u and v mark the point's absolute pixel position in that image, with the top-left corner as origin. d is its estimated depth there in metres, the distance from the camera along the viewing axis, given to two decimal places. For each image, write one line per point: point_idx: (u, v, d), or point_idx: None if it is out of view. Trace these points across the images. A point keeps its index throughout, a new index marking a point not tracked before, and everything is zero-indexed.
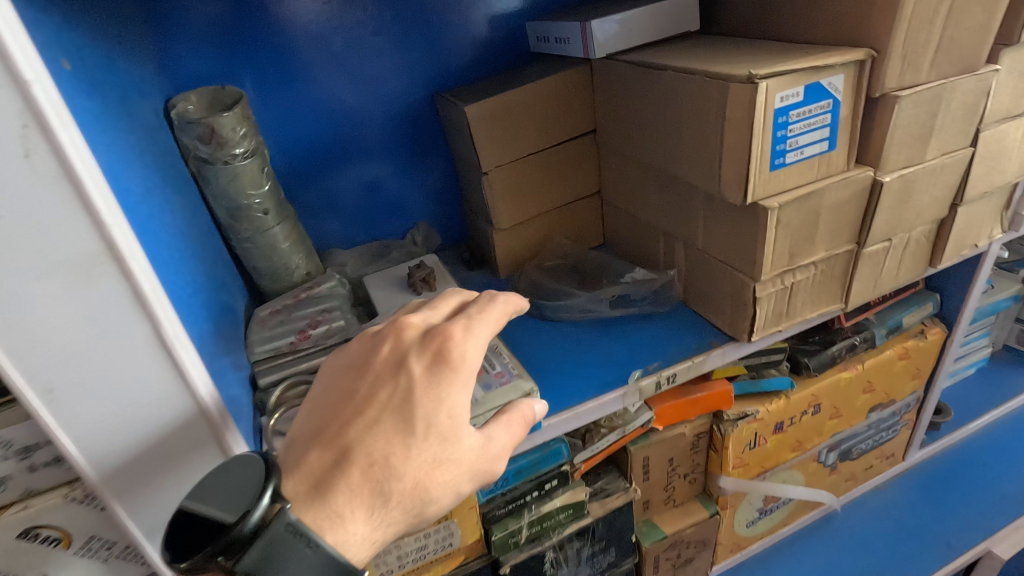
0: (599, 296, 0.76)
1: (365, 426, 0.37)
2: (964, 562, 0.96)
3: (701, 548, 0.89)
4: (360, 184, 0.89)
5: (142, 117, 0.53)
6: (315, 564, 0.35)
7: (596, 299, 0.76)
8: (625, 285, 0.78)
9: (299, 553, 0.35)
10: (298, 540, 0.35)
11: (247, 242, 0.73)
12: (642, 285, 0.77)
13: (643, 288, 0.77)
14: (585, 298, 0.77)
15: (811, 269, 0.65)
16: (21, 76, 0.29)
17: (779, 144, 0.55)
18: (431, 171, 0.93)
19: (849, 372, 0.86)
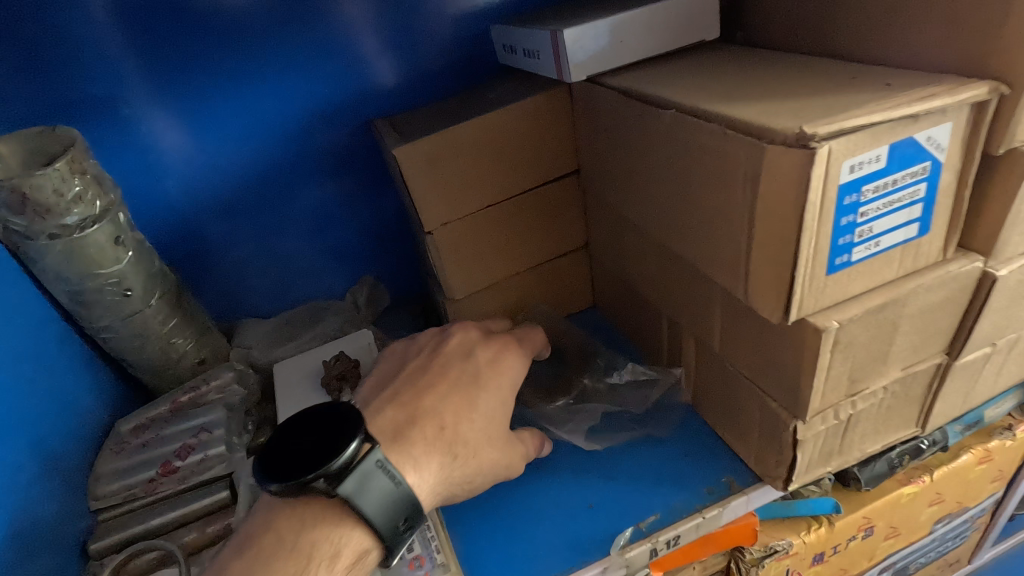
0: (581, 409, 0.56)
1: (437, 396, 0.46)
2: None
3: None
4: (285, 235, 0.71)
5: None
6: (399, 498, 0.39)
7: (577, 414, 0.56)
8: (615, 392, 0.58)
9: (386, 485, 0.39)
10: (383, 474, 0.39)
11: (106, 332, 0.55)
12: (637, 393, 0.58)
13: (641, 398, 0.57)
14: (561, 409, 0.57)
15: (877, 396, 0.45)
16: None
17: (843, 237, 0.35)
18: (376, 216, 0.74)
19: (914, 485, 0.65)
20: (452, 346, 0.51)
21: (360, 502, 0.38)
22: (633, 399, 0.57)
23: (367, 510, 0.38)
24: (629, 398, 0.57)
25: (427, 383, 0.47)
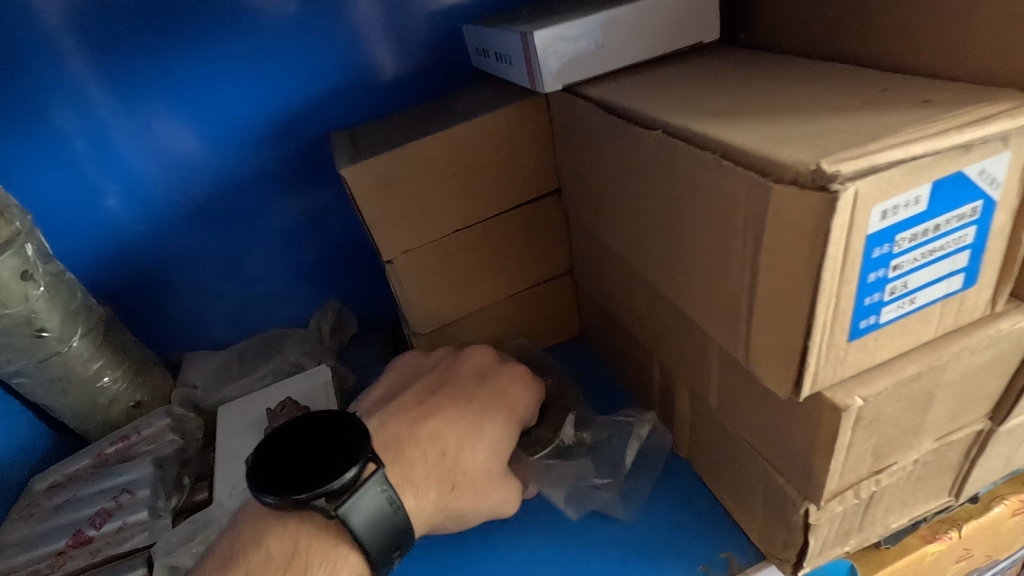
0: (559, 472, 0.48)
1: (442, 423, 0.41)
2: None
3: None
4: (239, 259, 0.64)
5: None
6: (394, 524, 0.34)
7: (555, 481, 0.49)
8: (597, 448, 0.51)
9: (385, 509, 0.34)
10: (385, 497, 0.34)
11: (21, 377, 0.49)
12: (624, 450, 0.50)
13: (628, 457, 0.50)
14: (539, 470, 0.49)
15: (906, 470, 0.37)
16: None
17: (870, 296, 0.28)
18: (342, 236, 0.67)
19: (940, 543, 0.57)
20: (467, 365, 0.47)
21: (354, 524, 0.33)
22: (618, 458, 0.50)
23: (360, 534, 0.33)
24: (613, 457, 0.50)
25: (436, 403, 0.42)
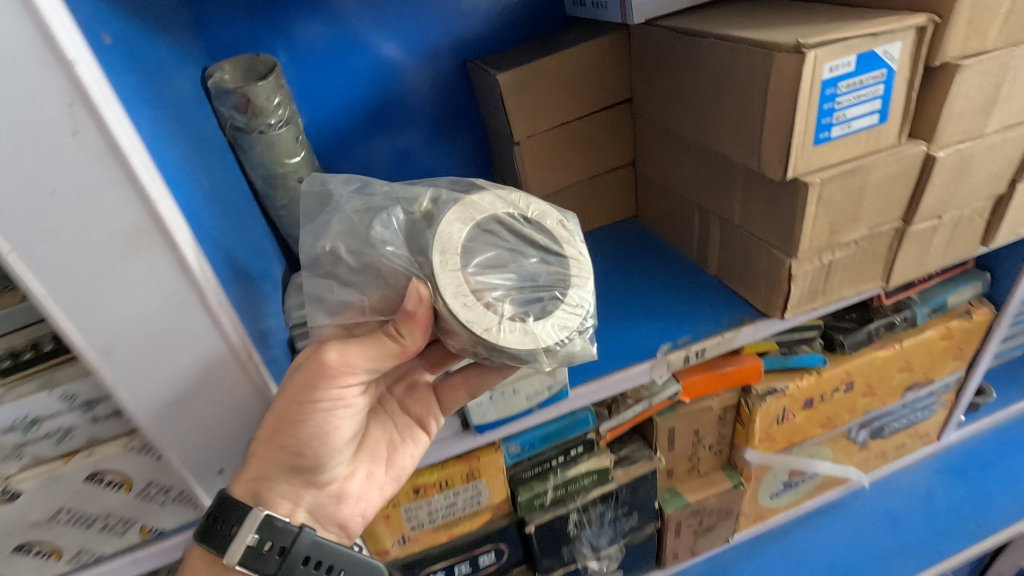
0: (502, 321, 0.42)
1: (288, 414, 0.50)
2: (993, 544, 0.94)
3: (724, 517, 0.90)
4: (378, 166, 0.88)
5: (168, 88, 0.52)
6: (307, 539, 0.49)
7: (530, 336, 0.42)
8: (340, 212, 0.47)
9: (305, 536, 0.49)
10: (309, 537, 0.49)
11: (284, 210, 0.74)
12: (396, 203, 0.47)
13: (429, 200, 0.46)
14: (445, 308, 0.41)
15: (850, 247, 0.63)
16: (81, 75, 0.31)
17: (825, 119, 0.53)
18: (453, 145, 0.92)
19: (886, 350, 0.84)
20: None
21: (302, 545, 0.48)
22: (460, 209, 0.44)
23: (305, 546, 0.48)
24: (460, 211, 0.44)
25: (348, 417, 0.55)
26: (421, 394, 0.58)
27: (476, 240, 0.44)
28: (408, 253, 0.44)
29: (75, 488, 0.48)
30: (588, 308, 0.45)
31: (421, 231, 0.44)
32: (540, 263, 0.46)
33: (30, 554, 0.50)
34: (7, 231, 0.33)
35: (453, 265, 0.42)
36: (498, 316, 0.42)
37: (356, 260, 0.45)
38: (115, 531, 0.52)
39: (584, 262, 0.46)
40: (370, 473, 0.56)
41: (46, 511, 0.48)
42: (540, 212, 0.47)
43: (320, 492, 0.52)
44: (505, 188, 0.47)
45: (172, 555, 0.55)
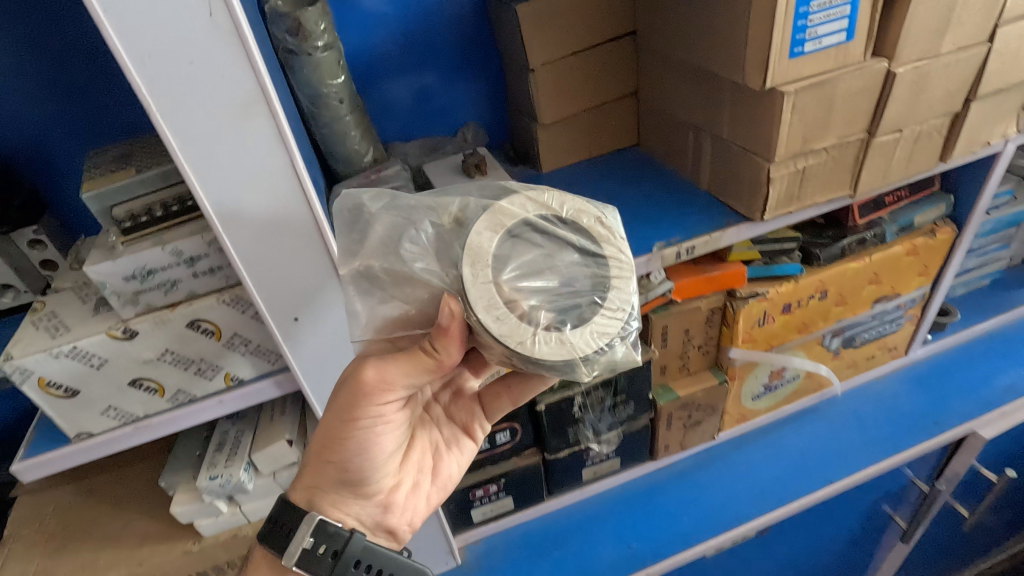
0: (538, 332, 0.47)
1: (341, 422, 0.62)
2: (948, 439, 1.06)
3: (710, 413, 1.02)
4: (400, 105, 0.98)
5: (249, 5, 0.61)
6: (357, 542, 0.61)
7: (566, 347, 0.47)
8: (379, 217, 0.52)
9: (355, 540, 0.61)
10: (359, 540, 0.61)
11: (325, 128, 0.84)
12: (425, 213, 0.51)
13: (460, 208, 0.50)
14: (477, 320, 0.46)
15: (821, 155, 0.73)
16: None
17: (799, 35, 0.62)
18: (470, 86, 1.01)
19: (857, 262, 0.95)
20: None
21: (354, 548, 0.61)
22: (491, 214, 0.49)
23: (356, 548, 0.61)
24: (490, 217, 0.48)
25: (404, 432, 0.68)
26: (465, 404, 0.74)
27: (508, 247, 0.49)
28: (440, 264, 0.49)
29: (177, 333, 0.60)
30: (627, 311, 0.50)
31: (450, 241, 0.49)
32: (577, 262, 0.51)
33: (140, 389, 0.61)
34: (158, 93, 0.44)
35: (485, 278, 0.46)
36: (533, 327, 0.47)
37: (390, 276, 0.50)
38: (206, 376, 0.63)
39: (622, 262, 0.51)
40: (417, 481, 0.69)
41: (155, 351, 0.60)
42: (574, 216, 0.51)
43: (373, 497, 0.65)
44: (537, 188, 0.51)
45: (249, 401, 0.67)
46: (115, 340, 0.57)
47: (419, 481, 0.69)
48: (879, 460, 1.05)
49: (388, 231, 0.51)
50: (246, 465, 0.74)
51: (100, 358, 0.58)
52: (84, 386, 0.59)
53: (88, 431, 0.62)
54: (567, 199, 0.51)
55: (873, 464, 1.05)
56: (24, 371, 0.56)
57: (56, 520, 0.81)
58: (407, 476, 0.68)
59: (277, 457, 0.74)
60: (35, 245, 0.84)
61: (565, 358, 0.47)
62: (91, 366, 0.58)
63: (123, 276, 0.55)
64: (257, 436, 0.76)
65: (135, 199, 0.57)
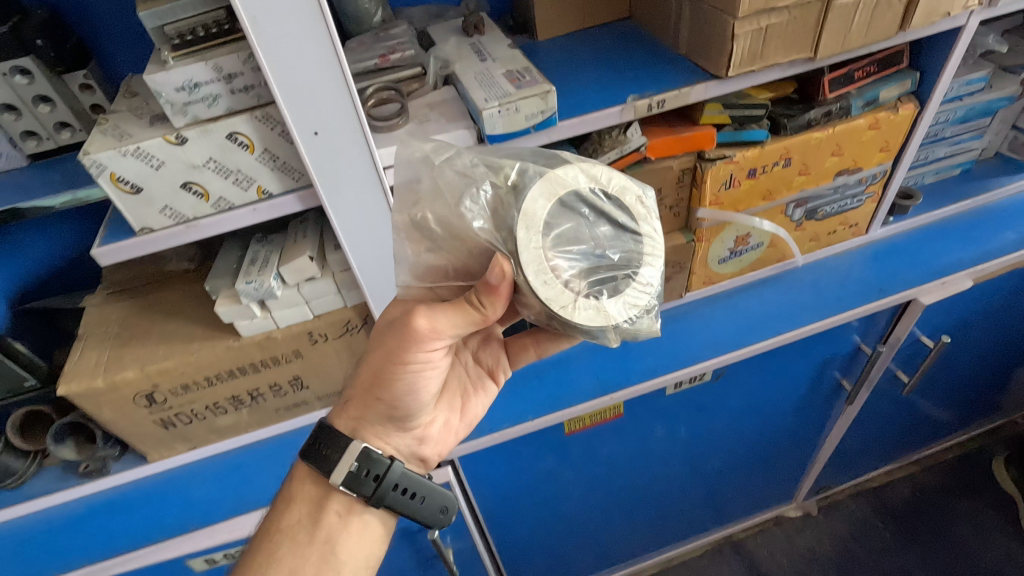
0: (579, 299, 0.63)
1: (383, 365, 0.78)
2: (889, 303, 1.20)
3: (678, 270, 1.16)
4: None
5: None
6: (395, 468, 0.78)
7: (601, 312, 0.65)
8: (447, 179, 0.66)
9: (395, 466, 0.78)
10: (395, 466, 0.78)
11: None
12: (485, 174, 0.65)
13: (516, 176, 0.64)
14: (524, 280, 0.62)
15: (783, 15, 0.81)
16: None
17: None
18: None
19: (821, 133, 1.04)
20: None
21: (393, 473, 0.78)
22: (545, 183, 0.63)
23: (394, 473, 0.78)
24: (544, 185, 0.63)
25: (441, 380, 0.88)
26: (488, 354, 0.94)
27: (558, 215, 0.64)
28: (494, 226, 0.63)
29: (219, 143, 0.72)
30: (652, 287, 0.68)
31: (506, 199, 0.63)
32: (618, 236, 0.67)
33: (190, 192, 0.75)
34: None
35: (534, 241, 0.62)
36: (575, 294, 0.64)
37: (449, 226, 0.65)
38: (242, 186, 0.76)
39: (654, 242, 0.69)
40: (447, 419, 0.89)
41: (201, 158, 0.73)
42: (620, 192, 0.67)
43: (410, 430, 0.83)
44: (592, 168, 0.66)
45: (277, 213, 0.80)
46: (170, 144, 0.71)
47: (448, 418, 0.89)
48: (824, 318, 1.19)
49: (450, 187, 0.65)
50: (275, 274, 0.89)
51: (158, 160, 0.71)
52: (145, 185, 0.72)
53: (148, 226, 0.76)
54: (614, 183, 0.67)
55: (818, 320, 1.19)
56: (99, 165, 0.69)
57: (122, 322, 0.99)
58: (440, 414, 0.88)
59: (301, 270, 0.89)
60: (85, 89, 0.96)
61: (598, 324, 0.64)
62: (150, 166, 0.71)
63: (174, 86, 0.67)
64: (283, 254, 0.91)
65: (183, 20, 0.68)
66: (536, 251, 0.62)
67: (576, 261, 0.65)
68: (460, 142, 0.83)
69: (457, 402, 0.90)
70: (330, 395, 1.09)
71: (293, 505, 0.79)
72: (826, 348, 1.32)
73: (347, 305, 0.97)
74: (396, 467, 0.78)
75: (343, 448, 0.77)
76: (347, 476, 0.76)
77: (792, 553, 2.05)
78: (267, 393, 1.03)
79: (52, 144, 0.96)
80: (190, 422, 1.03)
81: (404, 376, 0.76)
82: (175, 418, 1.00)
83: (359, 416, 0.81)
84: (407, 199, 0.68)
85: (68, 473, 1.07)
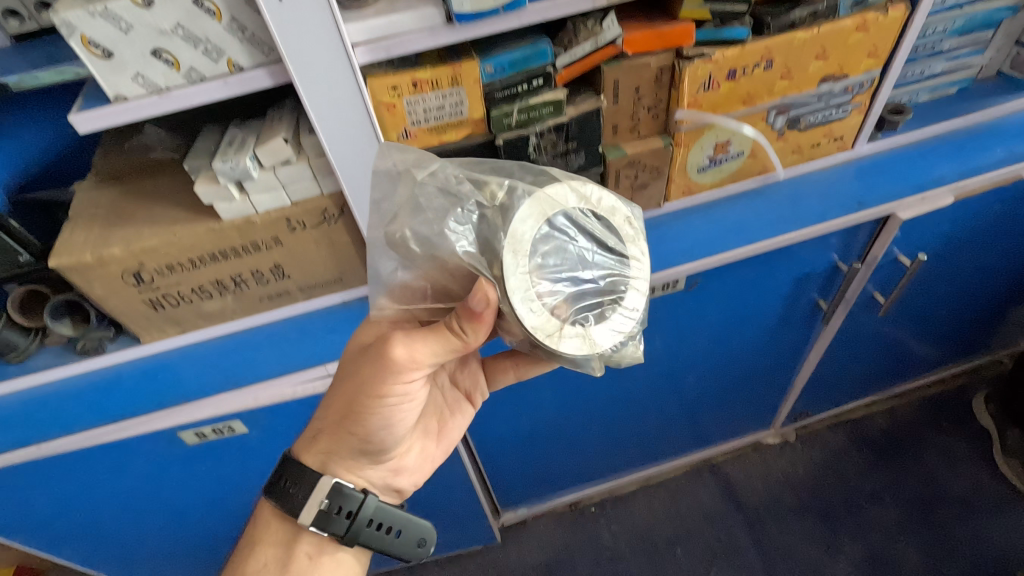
0: (567, 327, 0.74)
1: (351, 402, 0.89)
2: (867, 217, 1.20)
3: (656, 177, 1.16)
4: None
5: None
6: (369, 501, 0.92)
7: (586, 340, 0.75)
8: (439, 195, 0.75)
9: (367, 499, 0.92)
10: (367, 498, 0.92)
11: None
12: (472, 192, 0.74)
13: (503, 194, 0.73)
14: (511, 308, 0.71)
15: None
16: None
17: None
18: None
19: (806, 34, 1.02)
20: None
21: (367, 506, 0.92)
22: (535, 203, 0.73)
23: (368, 506, 0.92)
24: (535, 205, 0.72)
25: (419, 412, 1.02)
26: (463, 379, 1.06)
27: (543, 236, 0.74)
28: (478, 249, 0.72)
29: (185, 8, 0.74)
30: (636, 311, 0.79)
31: (494, 217, 0.73)
32: (608, 258, 0.78)
33: (160, 61, 0.77)
34: None
35: (521, 261, 0.71)
36: (561, 321, 0.73)
37: (431, 241, 0.73)
38: (211, 58, 0.78)
39: (640, 261, 0.80)
40: (421, 443, 1.03)
41: (169, 23, 0.74)
42: (609, 213, 0.78)
43: (385, 459, 0.97)
44: (584, 193, 0.76)
45: (248, 88, 0.82)
46: (137, 7, 0.72)
47: (424, 445, 1.04)
48: (798, 229, 1.21)
49: (438, 206, 0.74)
50: (251, 156, 0.92)
51: (127, 23, 0.73)
52: (116, 50, 0.74)
53: (122, 95, 0.78)
54: (603, 208, 0.77)
55: (793, 231, 1.20)
56: (69, 26, 0.72)
57: (109, 206, 1.03)
58: (415, 443, 1.02)
59: (276, 152, 0.92)
60: None
61: (584, 351, 0.75)
62: (120, 30, 0.73)
63: None
64: (259, 137, 0.94)
65: None
66: (523, 275, 0.71)
67: (562, 290, 0.75)
68: (429, 21, 0.83)
69: (432, 429, 1.05)
70: (311, 286, 1.14)
71: (266, 547, 0.92)
72: (804, 265, 1.34)
73: (323, 193, 1.00)
74: (368, 500, 0.92)
75: (317, 481, 0.90)
76: (321, 511, 0.89)
77: (768, 477, 2.13)
78: (250, 280, 1.08)
79: (34, 25, 0.98)
80: (178, 305, 1.08)
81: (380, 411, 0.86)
82: (163, 300, 1.06)
83: (330, 448, 0.92)
84: (390, 216, 0.77)
85: (68, 352, 1.14)
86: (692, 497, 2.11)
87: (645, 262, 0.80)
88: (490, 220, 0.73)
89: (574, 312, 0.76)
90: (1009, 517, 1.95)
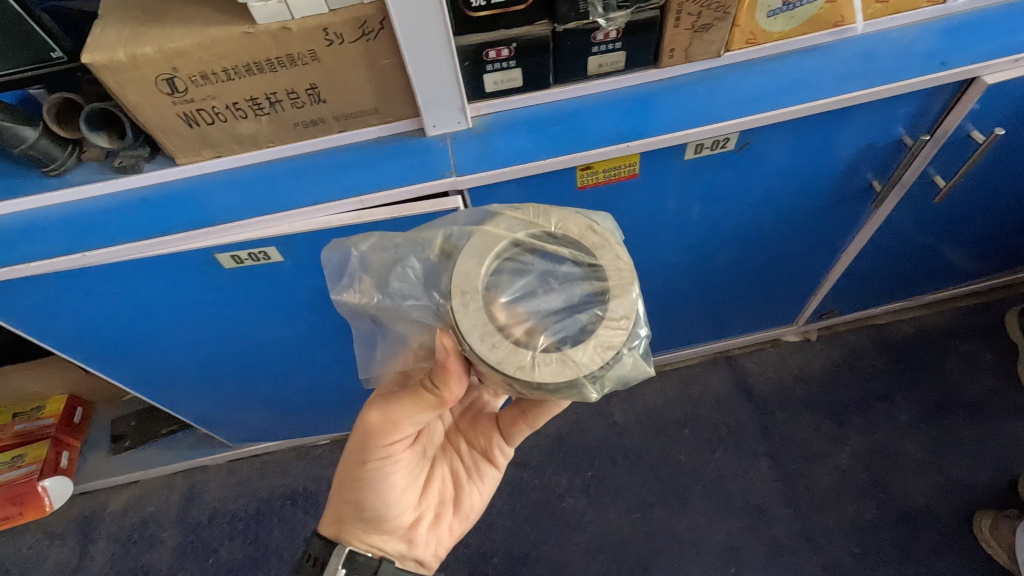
0: (540, 354, 0.78)
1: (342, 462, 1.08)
2: (943, 79, 1.11)
3: (721, 18, 1.07)
4: None
5: None
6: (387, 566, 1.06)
7: (567, 362, 0.78)
8: (394, 254, 0.90)
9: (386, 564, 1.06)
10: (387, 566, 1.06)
11: None
12: (412, 250, 0.88)
13: (439, 246, 0.87)
14: (476, 346, 0.78)
15: None
16: None
17: None
18: None
19: None
20: None
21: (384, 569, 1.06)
22: (477, 241, 0.84)
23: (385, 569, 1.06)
24: (477, 238, 0.84)
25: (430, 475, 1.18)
26: (473, 439, 1.22)
27: (495, 274, 0.83)
28: (425, 298, 0.85)
29: None
30: (625, 316, 0.80)
31: (438, 269, 0.85)
32: (578, 271, 0.84)
33: None
34: None
35: (471, 300, 0.80)
36: (532, 349, 0.79)
37: (383, 302, 0.87)
38: None
39: (616, 266, 0.83)
40: (435, 514, 1.16)
41: None
42: (564, 230, 0.86)
43: (395, 530, 1.10)
44: (528, 224, 0.86)
45: None
46: None
47: (440, 516, 1.17)
48: (866, 87, 1.12)
49: (386, 265, 0.89)
50: None
51: None
52: None
53: None
54: (553, 231, 0.86)
55: (860, 89, 1.12)
56: None
57: (139, 7, 0.97)
58: (428, 512, 1.15)
59: None
60: None
61: (565, 375, 0.77)
62: None
63: None
64: None
65: None
66: (475, 314, 0.79)
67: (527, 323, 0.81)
68: None
69: (447, 499, 1.18)
70: (347, 117, 1.10)
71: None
72: (865, 135, 1.25)
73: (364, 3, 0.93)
74: (385, 567, 1.06)
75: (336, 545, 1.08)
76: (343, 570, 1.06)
77: (783, 371, 2.15)
78: (284, 102, 1.05)
79: None
80: (212, 124, 1.06)
81: (376, 474, 1.05)
82: (197, 115, 1.03)
83: (339, 517, 1.09)
84: (351, 280, 0.92)
85: (104, 168, 1.14)
86: (705, 384, 2.16)
87: (623, 266, 0.83)
88: (422, 267, 0.86)
89: (550, 337, 0.80)
90: (1019, 426, 1.97)
